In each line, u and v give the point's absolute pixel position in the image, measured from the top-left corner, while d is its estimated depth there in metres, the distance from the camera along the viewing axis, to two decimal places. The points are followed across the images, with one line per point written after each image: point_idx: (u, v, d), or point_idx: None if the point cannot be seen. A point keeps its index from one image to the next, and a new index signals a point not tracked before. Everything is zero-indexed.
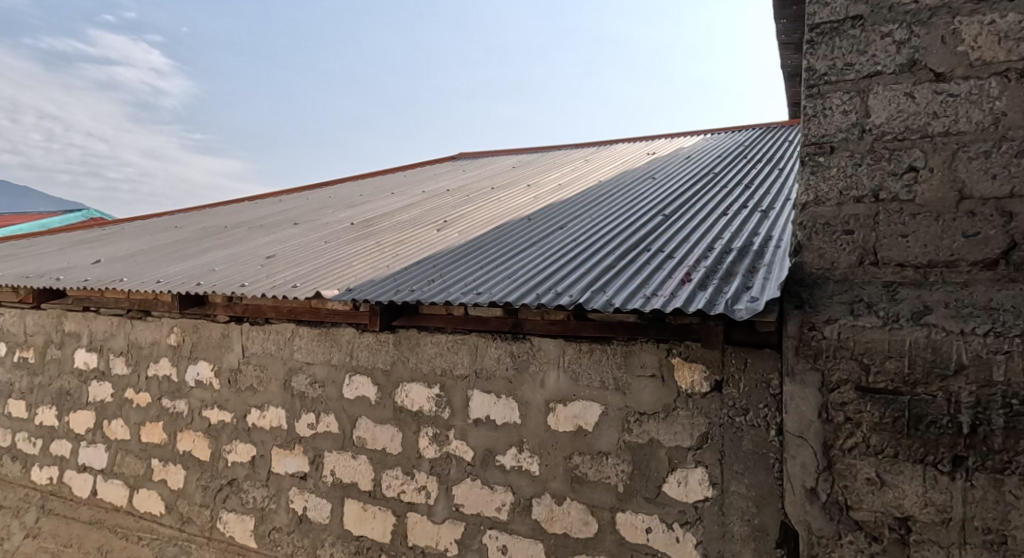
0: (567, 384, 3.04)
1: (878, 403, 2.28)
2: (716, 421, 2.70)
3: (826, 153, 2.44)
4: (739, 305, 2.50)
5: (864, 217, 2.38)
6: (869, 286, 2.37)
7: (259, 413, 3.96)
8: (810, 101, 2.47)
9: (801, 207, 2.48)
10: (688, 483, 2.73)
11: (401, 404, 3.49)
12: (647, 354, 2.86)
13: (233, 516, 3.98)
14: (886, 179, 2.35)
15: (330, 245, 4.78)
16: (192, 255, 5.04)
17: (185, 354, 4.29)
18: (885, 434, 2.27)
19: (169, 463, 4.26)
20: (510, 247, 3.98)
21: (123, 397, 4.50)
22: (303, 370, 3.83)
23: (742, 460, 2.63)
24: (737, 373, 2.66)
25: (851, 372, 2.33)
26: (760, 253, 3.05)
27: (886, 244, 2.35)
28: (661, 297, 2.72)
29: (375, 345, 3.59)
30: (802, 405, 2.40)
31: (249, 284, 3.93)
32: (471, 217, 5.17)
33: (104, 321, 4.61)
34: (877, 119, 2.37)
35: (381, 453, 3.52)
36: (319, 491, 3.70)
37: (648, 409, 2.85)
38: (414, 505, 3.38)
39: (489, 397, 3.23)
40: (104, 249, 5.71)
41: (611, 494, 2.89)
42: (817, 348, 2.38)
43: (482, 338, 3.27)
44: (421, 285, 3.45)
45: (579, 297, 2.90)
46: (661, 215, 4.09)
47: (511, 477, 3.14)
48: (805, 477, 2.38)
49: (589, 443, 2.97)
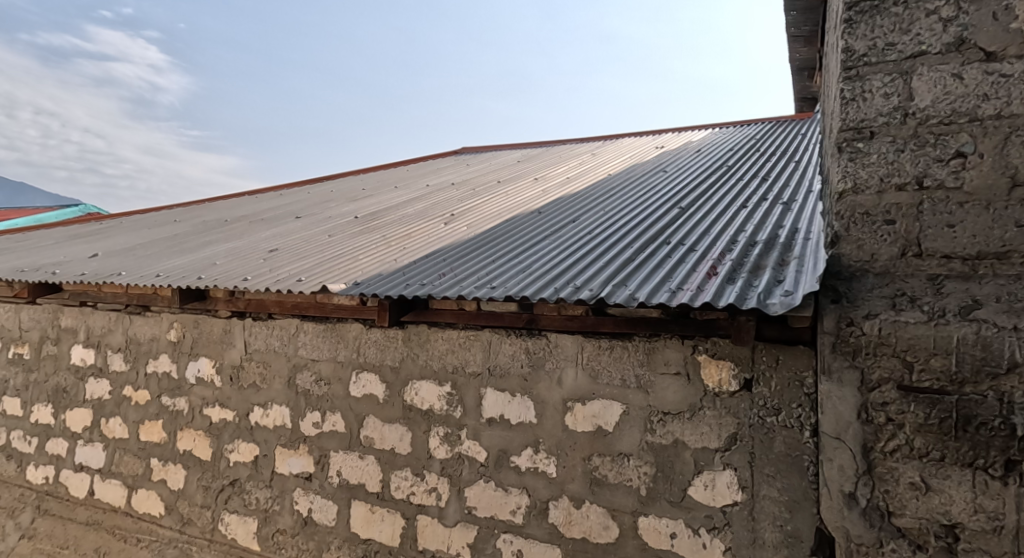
0: (586, 382, 2.91)
1: (923, 403, 2.15)
2: (745, 422, 2.57)
3: (865, 139, 2.32)
4: (772, 300, 2.36)
5: (907, 206, 2.26)
6: (913, 279, 2.24)
7: (262, 411, 3.82)
8: (847, 83, 2.34)
9: (838, 196, 2.36)
10: (716, 486, 2.60)
11: (410, 403, 3.35)
12: (672, 351, 2.73)
13: (235, 518, 3.84)
14: (931, 166, 2.23)
15: (335, 238, 4.65)
16: (191, 249, 4.89)
17: (185, 351, 4.15)
18: (931, 436, 2.14)
19: (168, 463, 4.12)
20: (522, 240, 3.86)
21: (121, 395, 4.36)
22: (308, 367, 3.70)
23: (773, 462, 2.50)
24: (769, 370, 2.53)
25: (893, 370, 2.20)
26: (788, 246, 2.91)
27: (931, 235, 2.23)
28: (688, 291, 2.58)
29: (383, 342, 3.46)
30: (839, 405, 2.27)
31: (252, 278, 3.79)
32: (479, 211, 5.03)
33: (101, 316, 4.48)
34: (922, 102, 2.24)
35: (390, 453, 3.39)
36: (325, 493, 3.56)
37: (672, 408, 2.72)
38: (424, 507, 3.26)
39: (503, 395, 3.10)
40: (102, 242, 5.57)
41: (632, 498, 2.77)
42: (856, 344, 2.25)
43: (496, 334, 3.14)
44: (431, 279, 3.31)
45: (600, 291, 2.76)
46: (678, 207, 3.96)
47: (526, 479, 3.01)
48: (843, 482, 2.26)
49: (609, 443, 2.84)
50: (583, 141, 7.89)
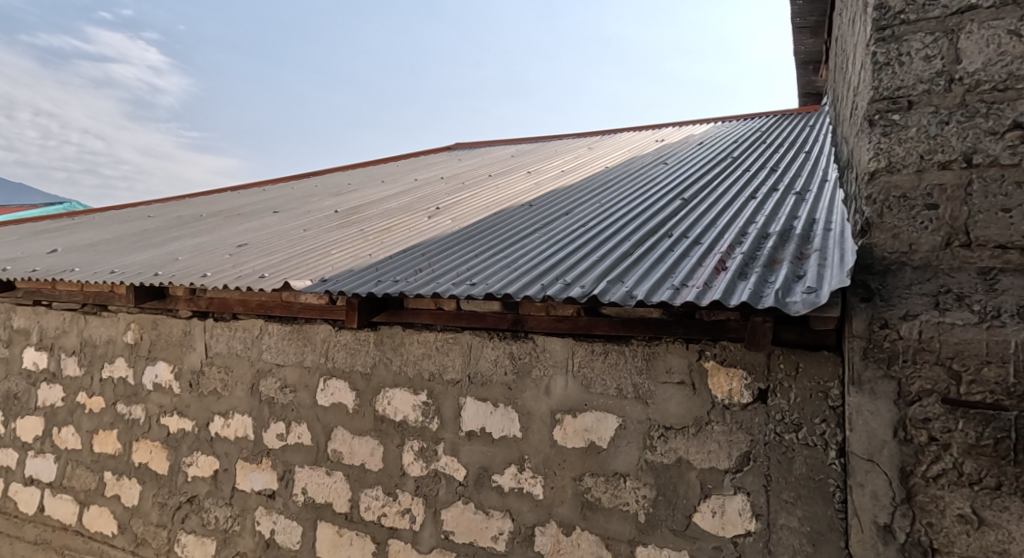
0: (577, 392, 2.57)
1: (973, 421, 1.81)
2: (760, 439, 2.23)
3: (902, 109, 1.99)
4: (794, 298, 2.02)
5: (952, 187, 1.93)
6: (959, 274, 1.91)
7: (223, 421, 3.48)
8: (881, 46, 2.03)
9: (870, 176, 2.03)
10: (725, 514, 2.26)
11: (382, 413, 3.01)
12: (674, 357, 2.39)
13: (192, 539, 3.49)
14: (982, 140, 1.90)
15: (310, 233, 4.31)
16: (156, 244, 4.54)
17: (143, 354, 3.81)
18: (983, 460, 1.80)
19: (123, 477, 3.77)
20: (510, 233, 3.52)
21: (75, 402, 4.00)
22: (272, 373, 3.35)
23: (793, 486, 2.16)
24: (787, 381, 2.20)
25: (937, 381, 1.86)
26: (807, 238, 2.57)
27: (982, 221, 1.89)
28: (694, 288, 2.23)
29: (353, 345, 3.11)
30: (872, 422, 1.93)
31: (212, 276, 3.44)
32: (466, 204, 4.68)
33: (55, 317, 4.13)
34: (970, 66, 1.92)
35: (359, 469, 3.04)
36: (289, 512, 3.22)
37: (675, 422, 2.38)
38: (397, 531, 2.91)
39: (485, 406, 2.76)
40: (65, 238, 5.21)
41: (630, 525, 2.42)
42: (891, 350, 1.91)
43: (477, 337, 2.80)
44: (406, 276, 2.96)
45: (593, 289, 2.41)
46: (680, 199, 3.62)
47: (510, 501, 2.67)
48: (877, 511, 1.92)
49: (602, 462, 2.50)
50: (581, 136, 7.53)
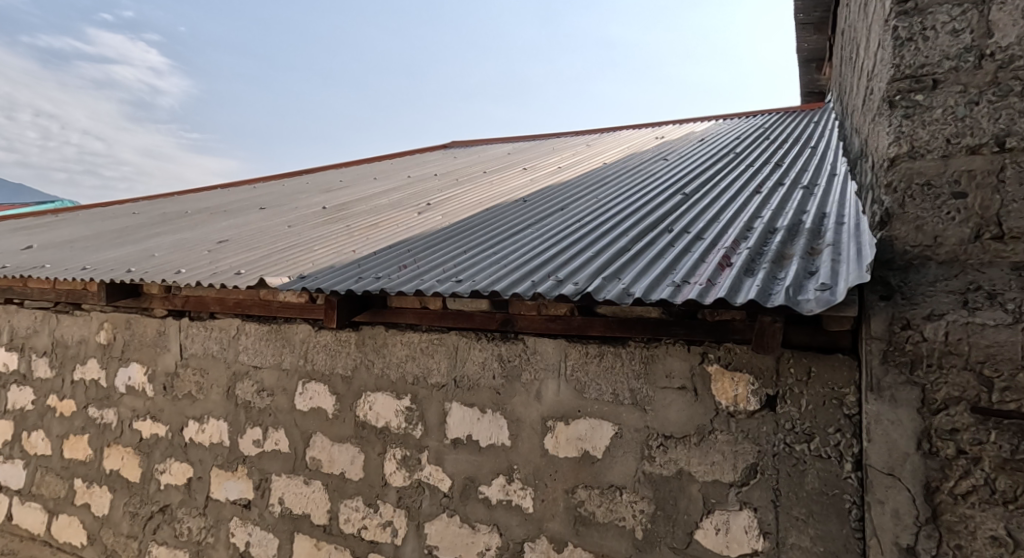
0: (570, 397, 2.39)
1: (1007, 432, 1.64)
2: (767, 450, 2.05)
3: (926, 89, 1.82)
4: (807, 296, 1.83)
5: (982, 173, 1.75)
6: (990, 269, 1.73)
7: (197, 426, 3.29)
8: (903, 20, 1.85)
9: (890, 162, 1.85)
10: (730, 531, 2.08)
11: (363, 419, 2.83)
12: (674, 361, 2.21)
13: (164, 550, 3.31)
14: (1016, 121, 1.72)
15: (294, 229, 4.12)
16: (134, 241, 4.34)
17: (115, 355, 3.62)
18: (1019, 476, 1.62)
19: (93, 485, 3.58)
20: (501, 229, 3.34)
21: (44, 405, 3.81)
22: (249, 376, 3.17)
23: (804, 502, 1.98)
24: (798, 387, 2.01)
25: (966, 388, 1.68)
26: (817, 233, 2.40)
27: (1016, 211, 1.71)
28: (696, 284, 2.05)
29: (334, 346, 2.93)
30: (892, 432, 1.75)
31: (186, 272, 3.25)
32: (458, 201, 4.50)
33: (27, 316, 3.94)
34: (1003, 40, 1.75)
35: (339, 478, 2.86)
36: (265, 524, 3.03)
37: (675, 430, 2.19)
38: (377, 545, 2.72)
39: (472, 412, 2.57)
40: (43, 235, 5.01)
41: (626, 541, 2.24)
42: (914, 354, 1.73)
43: (464, 338, 2.61)
44: (389, 273, 2.77)
45: (587, 285, 2.23)
46: (681, 193, 3.44)
47: (497, 514, 2.49)
48: (899, 532, 1.73)
49: (596, 473, 2.31)
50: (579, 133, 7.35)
